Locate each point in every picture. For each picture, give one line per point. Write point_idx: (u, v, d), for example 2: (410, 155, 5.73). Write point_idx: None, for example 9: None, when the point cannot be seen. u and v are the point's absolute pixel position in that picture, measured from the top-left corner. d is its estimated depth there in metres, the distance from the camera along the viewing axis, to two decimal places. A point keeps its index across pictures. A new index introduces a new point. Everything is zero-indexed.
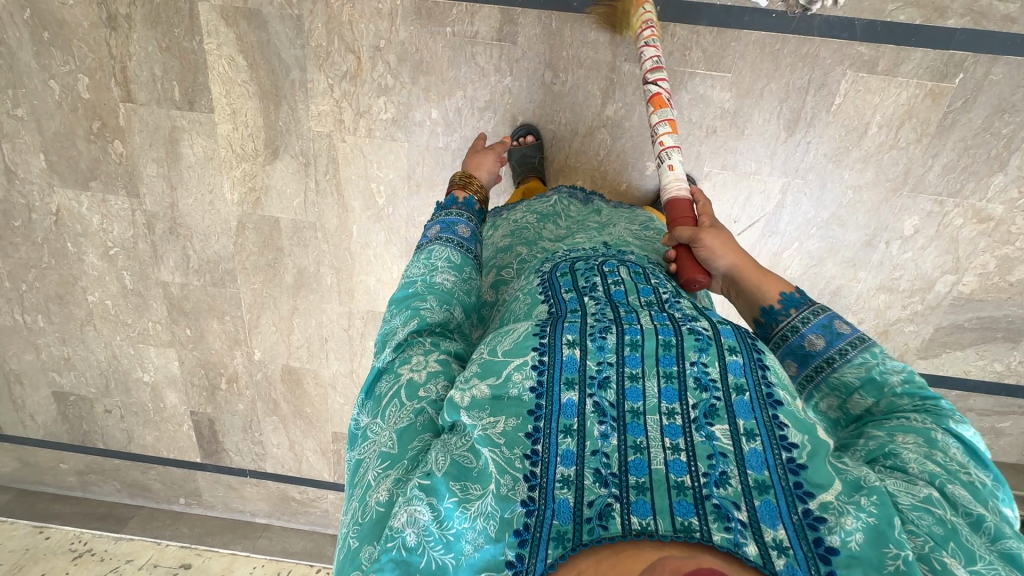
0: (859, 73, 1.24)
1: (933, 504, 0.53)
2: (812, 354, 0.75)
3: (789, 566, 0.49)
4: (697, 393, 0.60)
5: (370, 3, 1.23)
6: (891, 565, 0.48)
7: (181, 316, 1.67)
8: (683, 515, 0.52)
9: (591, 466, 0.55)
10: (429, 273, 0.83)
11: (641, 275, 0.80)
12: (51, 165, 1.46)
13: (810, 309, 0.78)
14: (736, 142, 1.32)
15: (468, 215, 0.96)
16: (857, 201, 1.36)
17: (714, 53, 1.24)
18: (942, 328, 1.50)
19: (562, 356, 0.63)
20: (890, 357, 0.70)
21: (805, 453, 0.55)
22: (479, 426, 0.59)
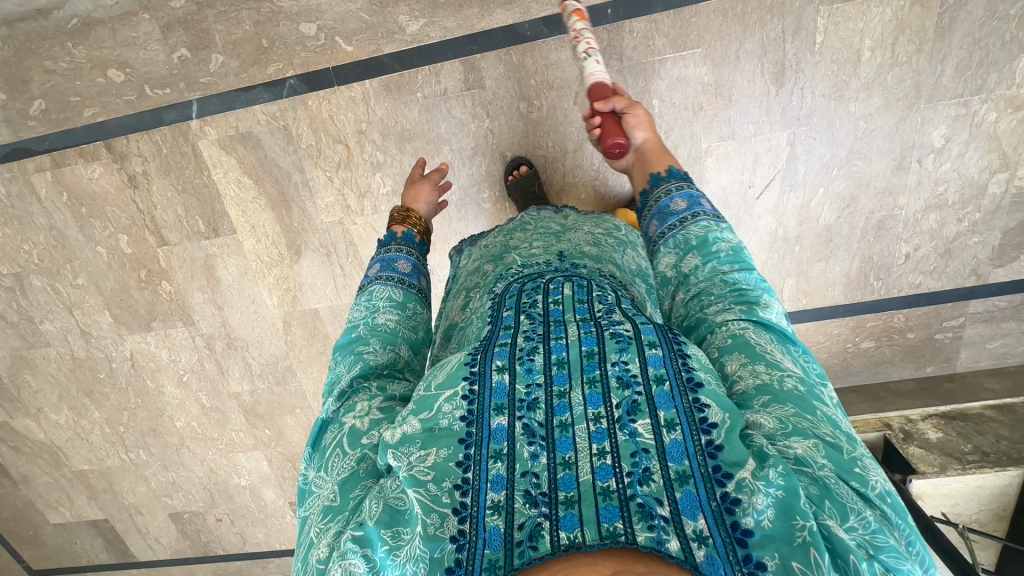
0: (834, 5, 1.19)
1: (805, 464, 0.54)
2: (675, 213, 0.85)
3: (710, 559, 0.49)
4: (620, 391, 0.59)
5: (344, 94, 1.30)
6: (800, 537, 0.50)
7: (258, 419, 1.79)
8: (610, 521, 0.51)
9: (520, 489, 0.54)
10: (370, 315, 0.82)
11: (586, 287, 0.76)
12: (117, 318, 1.62)
13: (690, 216, 0.83)
14: (727, 111, 1.29)
15: (409, 250, 0.95)
16: (873, 129, 1.29)
17: (678, 34, 1.23)
18: (1012, 230, 1.39)
19: (490, 381, 0.62)
20: (737, 262, 0.76)
21: (722, 432, 0.56)
22: (407, 465, 0.58)
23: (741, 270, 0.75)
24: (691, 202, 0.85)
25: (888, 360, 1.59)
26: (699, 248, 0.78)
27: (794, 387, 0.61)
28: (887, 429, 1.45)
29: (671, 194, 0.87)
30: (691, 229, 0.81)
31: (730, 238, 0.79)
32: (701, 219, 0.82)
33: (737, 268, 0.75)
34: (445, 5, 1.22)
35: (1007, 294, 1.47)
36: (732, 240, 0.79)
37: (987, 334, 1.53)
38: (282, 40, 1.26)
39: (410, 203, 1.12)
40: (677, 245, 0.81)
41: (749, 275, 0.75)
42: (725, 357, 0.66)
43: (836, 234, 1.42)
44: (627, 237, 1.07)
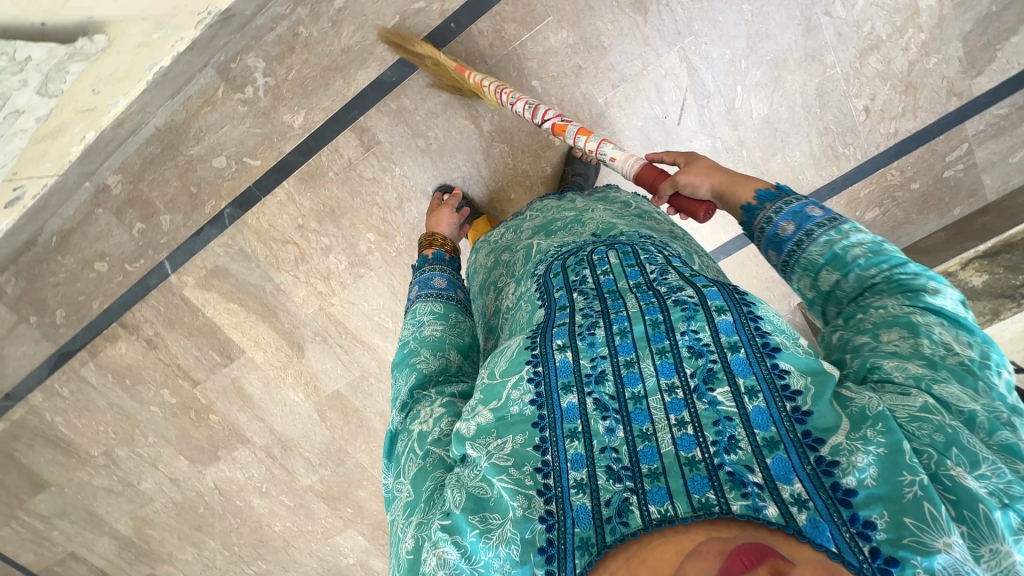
0: None
1: (932, 412, 0.48)
2: (783, 240, 0.70)
3: (814, 521, 0.45)
4: (693, 360, 0.56)
5: (271, 201, 1.42)
6: (910, 493, 0.44)
7: (336, 501, 1.93)
8: (701, 493, 0.48)
9: (602, 465, 0.51)
10: (416, 330, 0.80)
11: (631, 252, 0.71)
12: (191, 458, 1.84)
13: (803, 236, 0.68)
14: (606, 59, 1.27)
15: (445, 268, 0.95)
16: (761, 7, 1.22)
17: (524, 14, 1.23)
18: (970, 33, 1.24)
19: (554, 360, 0.59)
20: (882, 262, 0.62)
21: (809, 397, 0.51)
22: (486, 454, 0.55)
23: (893, 267, 0.61)
24: (798, 223, 0.69)
25: (907, 219, 1.43)
26: (830, 261, 0.65)
27: (958, 363, 0.52)
28: None
29: (774, 221, 0.72)
30: (811, 249, 0.67)
31: (863, 236, 0.65)
32: (818, 235, 0.67)
33: (887, 267, 0.61)
34: (314, 90, 1.30)
35: (1005, 99, 1.29)
36: (866, 239, 0.65)
37: (999, 148, 1.35)
38: (204, 180, 1.40)
39: (434, 227, 1.17)
40: (801, 267, 0.68)
41: (906, 265, 0.61)
42: (880, 331, 0.57)
43: (777, 121, 1.33)
44: (639, 208, 0.97)
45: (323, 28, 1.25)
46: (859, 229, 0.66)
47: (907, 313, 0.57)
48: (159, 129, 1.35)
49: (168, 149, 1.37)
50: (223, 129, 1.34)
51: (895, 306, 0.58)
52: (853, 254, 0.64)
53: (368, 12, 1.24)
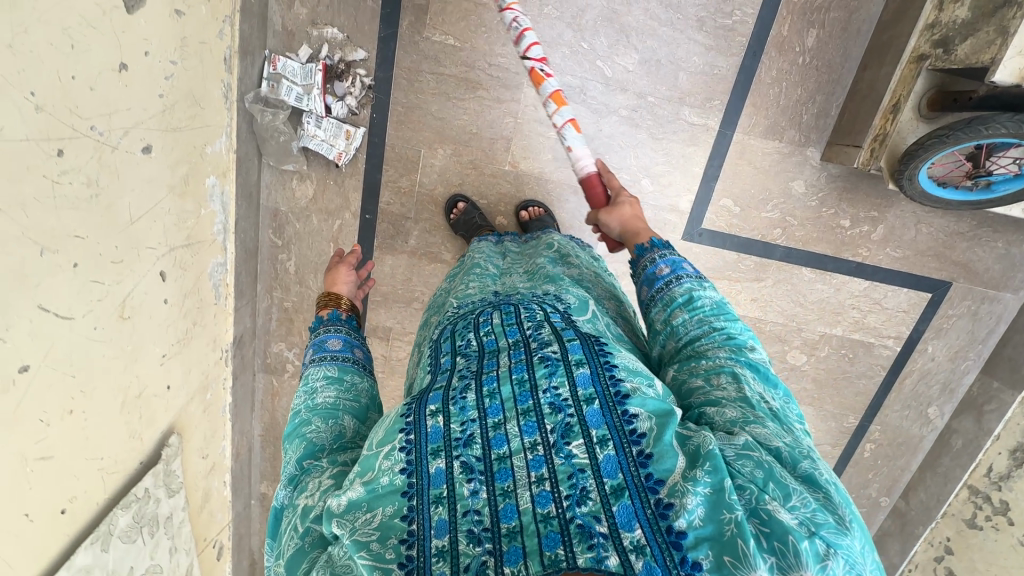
0: (429, 23, 1.25)
1: (752, 450, 0.51)
2: (659, 278, 0.73)
3: (649, 567, 0.44)
4: (552, 416, 0.52)
5: None
6: (729, 530, 0.45)
7: None
8: (552, 549, 0.45)
9: (463, 528, 0.47)
10: (308, 399, 0.67)
11: (513, 310, 0.67)
12: None
13: (675, 278, 0.72)
14: (484, 139, 1.34)
15: (344, 328, 0.80)
16: None
17: (404, 165, 1.35)
18: None
19: (425, 427, 0.53)
20: (723, 313, 0.68)
21: (652, 438, 0.50)
22: (349, 530, 0.49)
23: (727, 318, 0.67)
24: (674, 267, 0.73)
25: (851, 11, 1.27)
26: (687, 301, 0.69)
27: (769, 408, 0.57)
28: (926, 63, 1.13)
29: (654, 263, 0.75)
30: (674, 289, 0.71)
31: (716, 292, 0.71)
32: (686, 281, 0.72)
33: (723, 318, 0.67)
34: None
35: None
36: (716, 294, 0.70)
37: None
38: None
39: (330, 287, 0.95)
40: (663, 301, 0.71)
41: (736, 324, 0.67)
42: (710, 377, 0.61)
43: (655, 53, 1.29)
44: (558, 249, 0.96)
45: (296, 291, 1.47)
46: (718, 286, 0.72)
47: (730, 363, 0.61)
48: (263, 435, 1.65)
49: (277, 443, 1.66)
50: None
51: (722, 356, 0.63)
52: (704, 301, 0.69)
53: (313, 256, 1.43)
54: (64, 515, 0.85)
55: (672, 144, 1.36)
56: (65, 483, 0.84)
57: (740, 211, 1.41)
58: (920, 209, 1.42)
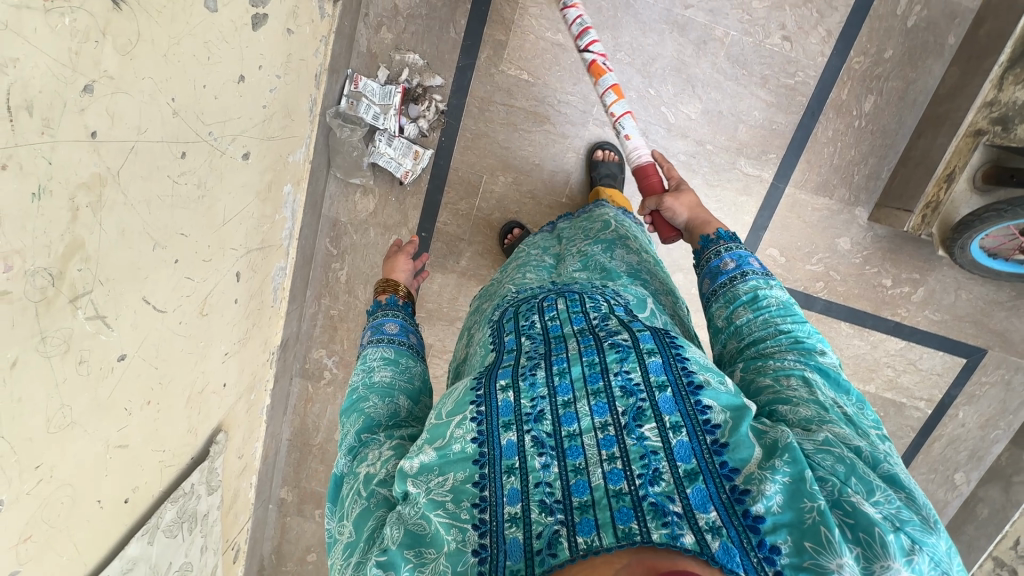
0: (505, 57, 1.31)
1: (833, 446, 0.51)
2: (721, 272, 0.74)
3: (726, 548, 0.44)
4: (624, 399, 0.53)
5: None
6: (811, 517, 0.45)
7: None
8: (625, 522, 0.46)
9: (536, 498, 0.48)
10: (365, 376, 0.71)
11: (579, 299, 0.67)
12: None
13: (739, 274, 0.73)
14: (544, 171, 1.39)
15: (397, 312, 0.85)
16: (631, 45, 1.31)
17: (465, 189, 1.40)
18: None
19: (495, 400, 0.54)
20: (789, 314, 0.68)
21: (728, 429, 0.51)
22: (425, 490, 0.51)
23: (794, 320, 0.67)
24: (740, 262, 0.74)
25: (909, 81, 1.31)
26: (750, 300, 0.70)
27: (842, 413, 0.57)
28: (983, 139, 1.17)
29: (721, 254, 0.76)
30: (740, 286, 0.71)
31: (783, 293, 0.70)
32: (750, 277, 0.72)
33: (790, 320, 0.67)
34: None
35: None
36: (782, 293, 0.70)
37: None
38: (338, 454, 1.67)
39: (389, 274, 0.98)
40: (725, 298, 0.72)
41: (804, 326, 0.67)
42: (780, 378, 0.61)
43: (717, 104, 1.34)
44: (616, 232, 0.95)
45: (344, 300, 1.50)
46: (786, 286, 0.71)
47: (800, 367, 0.61)
48: (291, 440, 1.65)
49: (303, 449, 1.66)
50: (328, 410, 1.62)
51: (791, 358, 0.62)
52: (770, 299, 0.69)
53: (364, 268, 1.46)
54: (126, 504, 0.86)
55: (725, 192, 1.39)
56: (132, 473, 0.85)
57: (785, 261, 1.44)
58: (961, 276, 1.45)
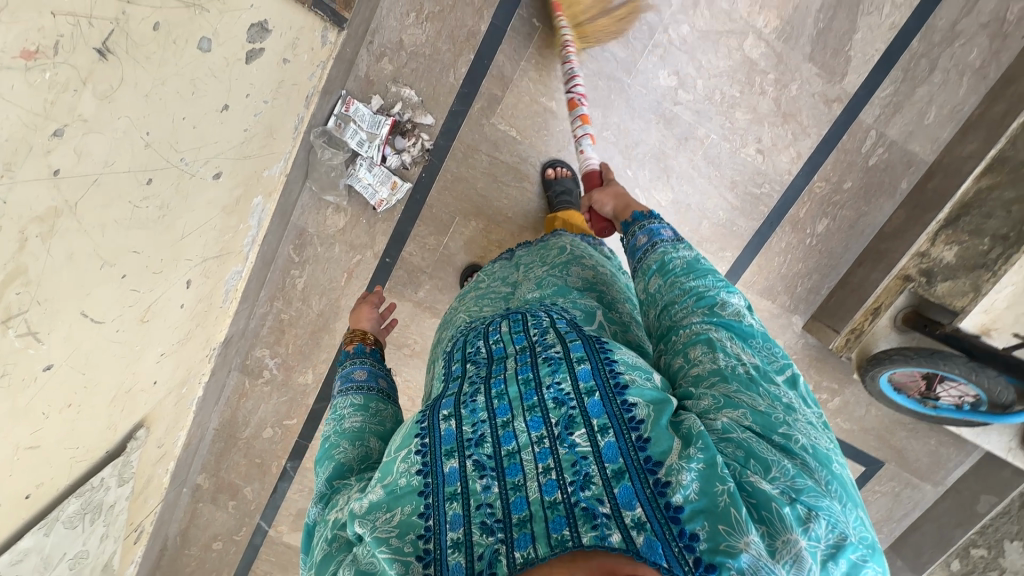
0: (497, 112, 1.34)
1: (731, 431, 0.51)
2: (639, 247, 0.77)
3: (649, 541, 0.44)
4: (558, 409, 0.52)
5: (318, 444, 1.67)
6: (721, 501, 0.46)
7: None
8: (558, 531, 0.45)
9: (477, 520, 0.47)
10: (335, 424, 0.69)
11: (521, 317, 0.66)
12: None
13: (650, 245, 0.75)
14: (515, 224, 1.43)
15: (369, 359, 0.81)
16: (618, 126, 1.36)
17: (436, 226, 1.43)
18: (816, 51, 1.30)
19: (438, 430, 0.53)
20: (695, 272, 0.68)
21: (649, 423, 0.50)
22: (370, 528, 0.49)
23: (699, 276, 0.68)
24: (651, 234, 0.76)
25: (860, 214, 1.41)
26: (659, 267, 0.71)
27: (746, 371, 0.56)
28: (910, 286, 1.28)
29: (637, 233, 0.79)
30: (651, 256, 0.73)
31: (687, 252, 0.72)
32: (660, 246, 0.74)
33: (693, 277, 0.67)
34: (312, 350, 1.56)
35: (884, 81, 1.32)
36: (690, 253, 0.71)
37: (915, 117, 1.34)
38: (263, 451, 1.68)
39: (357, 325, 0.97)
40: (642, 269, 0.74)
41: (707, 280, 0.67)
42: (688, 351, 0.60)
43: (687, 197, 1.41)
44: (572, 253, 0.89)
45: (297, 307, 1.51)
46: (690, 246, 0.72)
47: (707, 329, 0.61)
48: (218, 429, 1.65)
49: (229, 440, 1.66)
50: (260, 408, 1.62)
51: (698, 322, 0.62)
52: (676, 262, 0.70)
53: (323, 280, 1.48)
54: (26, 500, 0.85)
55: None
56: (40, 470, 0.85)
57: None
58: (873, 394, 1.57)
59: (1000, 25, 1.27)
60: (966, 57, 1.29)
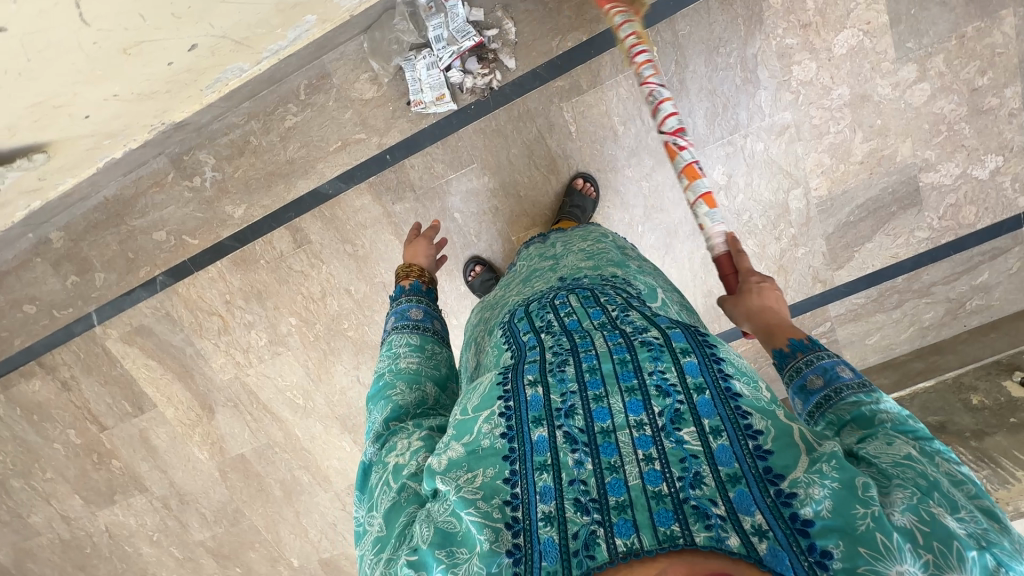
0: (571, 100, 1.31)
1: (914, 460, 0.55)
2: (813, 390, 0.70)
3: (773, 550, 0.52)
4: (661, 400, 0.63)
5: (203, 277, 1.52)
6: (863, 525, 0.51)
7: (226, 560, 1.93)
8: (666, 525, 0.54)
9: (570, 498, 0.57)
10: (393, 362, 0.88)
11: (592, 297, 0.82)
12: (98, 486, 1.83)
13: (832, 392, 0.67)
14: (521, 204, 1.41)
15: (417, 297, 1.03)
16: (657, 184, 1.38)
17: (452, 158, 1.37)
18: (833, 235, 1.42)
19: (525, 396, 0.65)
20: (907, 431, 0.60)
21: (770, 436, 0.58)
22: (456, 487, 0.60)
23: (916, 436, 0.60)
24: (830, 377, 0.68)
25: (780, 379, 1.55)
26: (857, 417, 0.63)
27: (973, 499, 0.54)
28: None
29: (804, 371, 0.72)
30: (839, 404, 0.66)
31: (891, 405, 0.63)
32: (847, 393, 0.66)
33: (910, 435, 0.60)
34: (256, 189, 1.42)
35: (861, 290, 1.47)
36: (892, 405, 0.63)
37: (863, 331, 1.52)
38: (141, 248, 1.50)
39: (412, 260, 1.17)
40: (831, 416, 0.66)
41: (932, 441, 0.59)
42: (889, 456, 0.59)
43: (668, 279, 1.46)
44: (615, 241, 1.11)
45: (271, 140, 1.37)
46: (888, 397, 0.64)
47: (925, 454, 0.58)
48: (107, 199, 1.46)
49: (111, 217, 1.47)
50: (167, 208, 1.45)
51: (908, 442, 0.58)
52: (880, 417, 0.62)
53: (314, 134, 1.36)
54: None
55: None
56: None
57: None
58: None
59: (960, 305, 1.48)
60: (922, 313, 1.49)
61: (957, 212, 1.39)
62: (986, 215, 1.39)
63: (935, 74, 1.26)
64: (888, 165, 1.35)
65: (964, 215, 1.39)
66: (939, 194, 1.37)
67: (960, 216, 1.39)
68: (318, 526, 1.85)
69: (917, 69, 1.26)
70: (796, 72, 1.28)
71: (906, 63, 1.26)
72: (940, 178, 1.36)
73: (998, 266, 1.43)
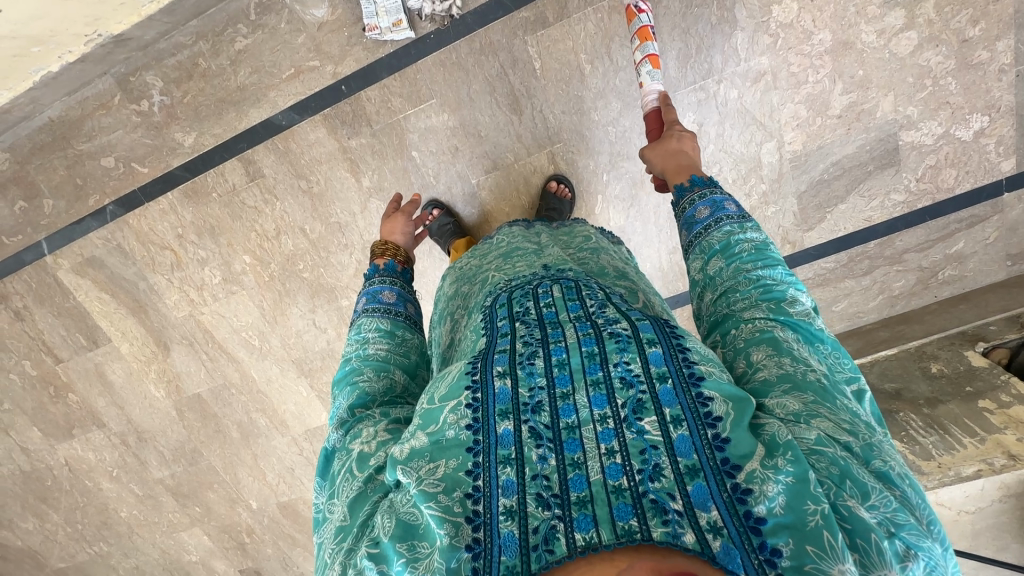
0: (537, 33, 1.25)
1: (826, 445, 0.52)
2: (696, 221, 0.79)
3: (726, 548, 0.47)
4: (625, 391, 0.56)
5: (154, 208, 1.47)
6: (812, 521, 0.47)
7: (185, 499, 1.92)
8: (625, 520, 0.49)
9: (532, 492, 0.51)
10: (360, 347, 0.79)
11: (575, 287, 0.71)
12: (56, 419, 1.82)
13: (714, 221, 0.77)
14: (481, 145, 1.35)
15: (392, 279, 0.91)
16: (624, 131, 1.31)
17: (410, 92, 1.31)
18: (805, 193, 1.36)
19: (493, 387, 0.57)
20: (761, 258, 0.72)
21: (729, 423, 0.53)
22: (417, 479, 0.54)
23: (765, 267, 0.71)
24: (715, 207, 0.78)
25: None
26: (722, 249, 0.74)
27: (817, 380, 0.59)
28: None
29: (696, 203, 0.80)
30: (713, 234, 0.76)
31: (754, 236, 0.74)
32: (725, 223, 0.76)
33: (760, 265, 0.71)
34: (207, 116, 1.37)
35: (831, 255, 1.42)
36: (758, 235, 0.75)
37: (832, 297, 1.47)
38: (90, 174, 1.45)
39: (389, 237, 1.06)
40: (701, 248, 0.76)
41: (776, 269, 0.71)
42: (751, 347, 0.64)
43: (632, 233, 1.41)
44: (598, 244, 0.97)
45: (220, 63, 1.33)
46: (757, 228, 0.75)
47: (770, 327, 0.64)
48: (56, 120, 1.41)
49: (60, 139, 1.42)
50: (115, 132, 1.40)
51: (761, 320, 0.65)
52: (741, 247, 0.73)
53: (265, 58, 1.32)
54: None
55: None
56: None
57: None
58: None
59: (933, 275, 1.42)
60: (893, 281, 1.44)
61: (937, 174, 1.32)
62: (966, 180, 1.33)
63: (923, 22, 1.19)
64: (868, 120, 1.28)
65: (944, 178, 1.33)
66: (919, 155, 1.31)
67: (940, 178, 1.33)
68: (275, 468, 1.84)
69: (905, 15, 1.19)
70: (775, 13, 1.21)
71: (893, 8, 1.19)
72: (920, 138, 1.29)
73: (978, 233, 1.37)
